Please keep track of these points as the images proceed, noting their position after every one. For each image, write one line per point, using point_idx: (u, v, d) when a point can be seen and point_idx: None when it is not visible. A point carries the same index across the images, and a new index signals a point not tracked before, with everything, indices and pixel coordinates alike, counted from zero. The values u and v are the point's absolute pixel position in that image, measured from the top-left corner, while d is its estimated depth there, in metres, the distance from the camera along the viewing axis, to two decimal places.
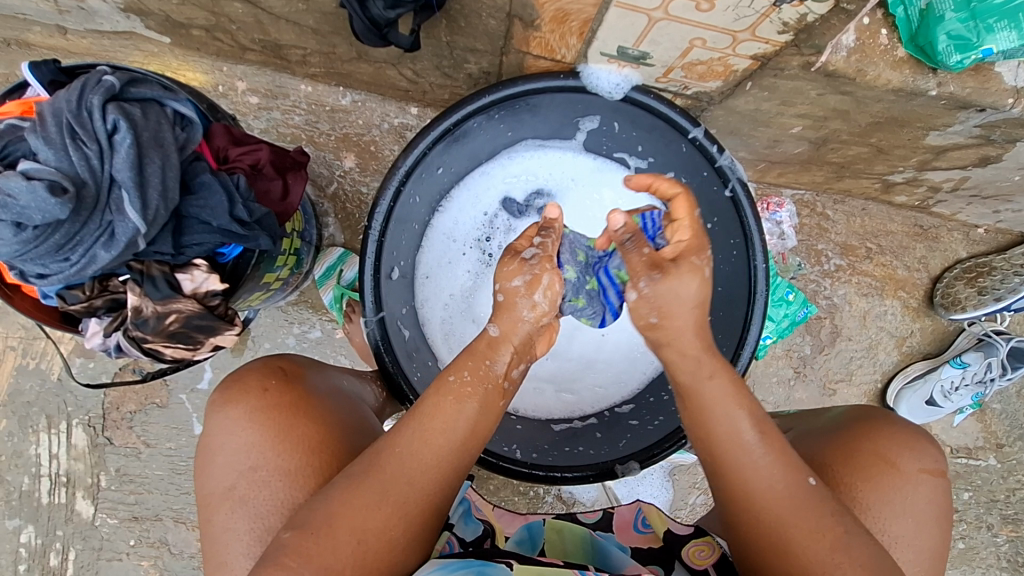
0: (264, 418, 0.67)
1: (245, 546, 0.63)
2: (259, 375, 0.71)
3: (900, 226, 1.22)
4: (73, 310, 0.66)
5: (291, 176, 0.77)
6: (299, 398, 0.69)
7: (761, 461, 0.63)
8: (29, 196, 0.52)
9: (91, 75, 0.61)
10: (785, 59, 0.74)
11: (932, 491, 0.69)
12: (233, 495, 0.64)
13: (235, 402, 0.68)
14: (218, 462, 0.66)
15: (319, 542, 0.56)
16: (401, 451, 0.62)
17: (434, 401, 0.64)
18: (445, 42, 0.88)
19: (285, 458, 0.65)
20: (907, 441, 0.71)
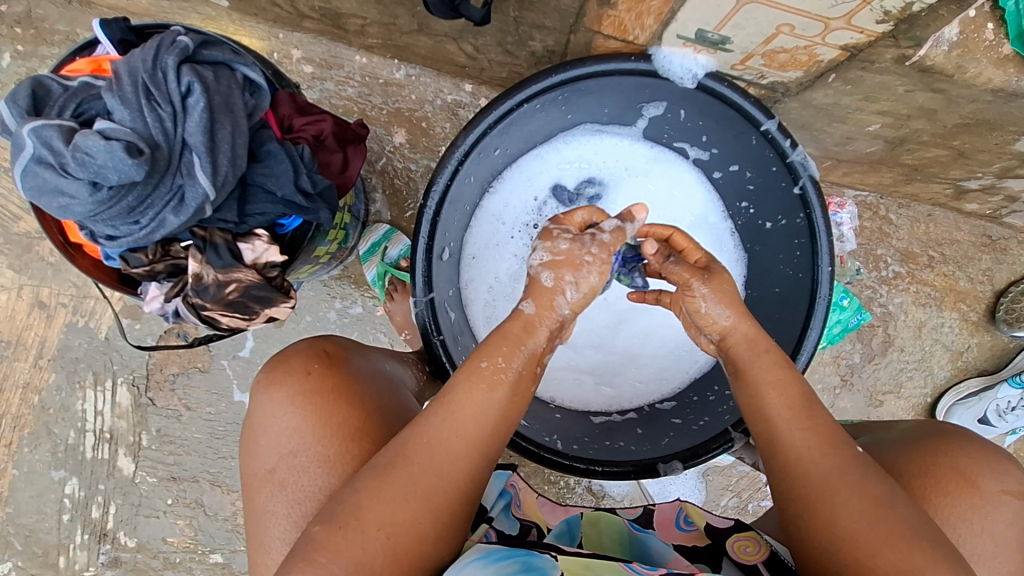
0: (306, 401, 0.65)
1: (280, 530, 0.61)
2: (303, 357, 0.68)
3: (967, 235, 1.16)
4: (135, 274, 0.67)
5: (351, 149, 0.75)
6: (338, 383, 0.67)
7: (795, 428, 0.64)
8: (106, 154, 0.51)
9: (166, 35, 0.59)
10: (878, 52, 0.70)
11: (1014, 513, 0.63)
12: (273, 479, 0.63)
13: (278, 385, 0.66)
14: (261, 443, 0.65)
15: (347, 535, 0.55)
16: (427, 441, 0.60)
17: (463, 390, 0.63)
18: (513, 17, 0.85)
19: (320, 446, 0.63)
20: (990, 463, 0.65)
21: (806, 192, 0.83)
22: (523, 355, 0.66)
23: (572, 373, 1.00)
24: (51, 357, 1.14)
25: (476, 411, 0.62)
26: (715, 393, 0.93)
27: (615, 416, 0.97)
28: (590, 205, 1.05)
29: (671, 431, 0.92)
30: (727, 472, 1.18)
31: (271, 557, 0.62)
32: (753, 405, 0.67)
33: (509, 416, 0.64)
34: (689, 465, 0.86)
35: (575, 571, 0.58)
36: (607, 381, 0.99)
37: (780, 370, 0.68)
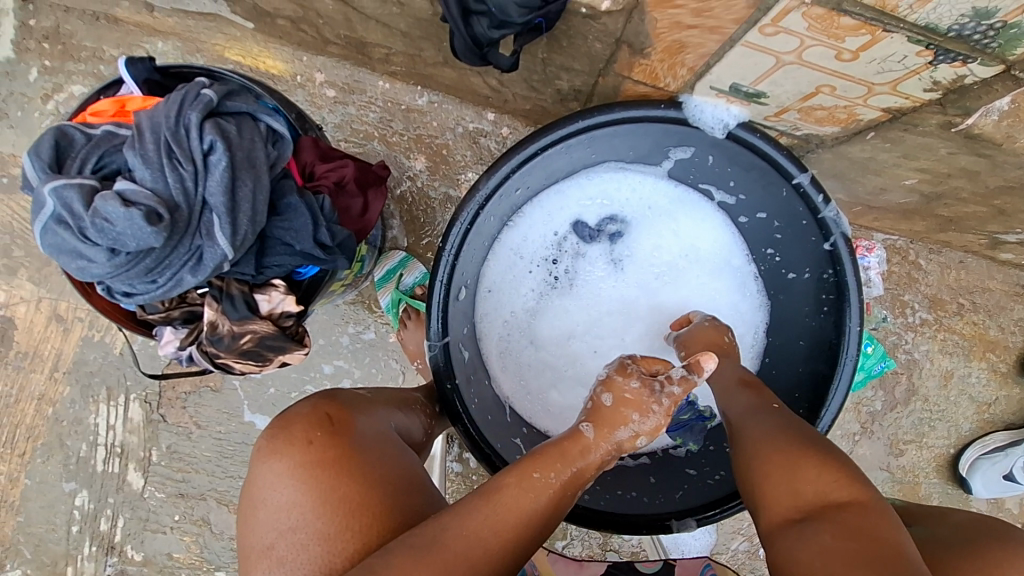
0: (307, 475, 0.61)
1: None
2: (304, 424, 0.65)
3: (1000, 284, 1.13)
4: (152, 320, 0.66)
5: (371, 192, 0.73)
6: (346, 452, 0.63)
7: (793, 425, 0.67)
8: (125, 222, 0.50)
9: (190, 87, 0.58)
10: (923, 116, 0.67)
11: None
12: (271, 556, 0.58)
13: (280, 455, 0.63)
14: (261, 516, 0.60)
15: None
16: (467, 529, 0.56)
17: (513, 493, 0.60)
18: (541, 58, 0.82)
19: (324, 523, 0.58)
20: None
21: (837, 248, 0.81)
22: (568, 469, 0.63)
23: None
24: (65, 370, 1.14)
25: (524, 507, 0.59)
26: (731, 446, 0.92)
27: (628, 460, 0.93)
28: (610, 242, 1.03)
29: (685, 485, 0.90)
30: (739, 516, 1.16)
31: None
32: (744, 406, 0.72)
33: (550, 522, 0.61)
34: (702, 523, 0.84)
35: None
36: None
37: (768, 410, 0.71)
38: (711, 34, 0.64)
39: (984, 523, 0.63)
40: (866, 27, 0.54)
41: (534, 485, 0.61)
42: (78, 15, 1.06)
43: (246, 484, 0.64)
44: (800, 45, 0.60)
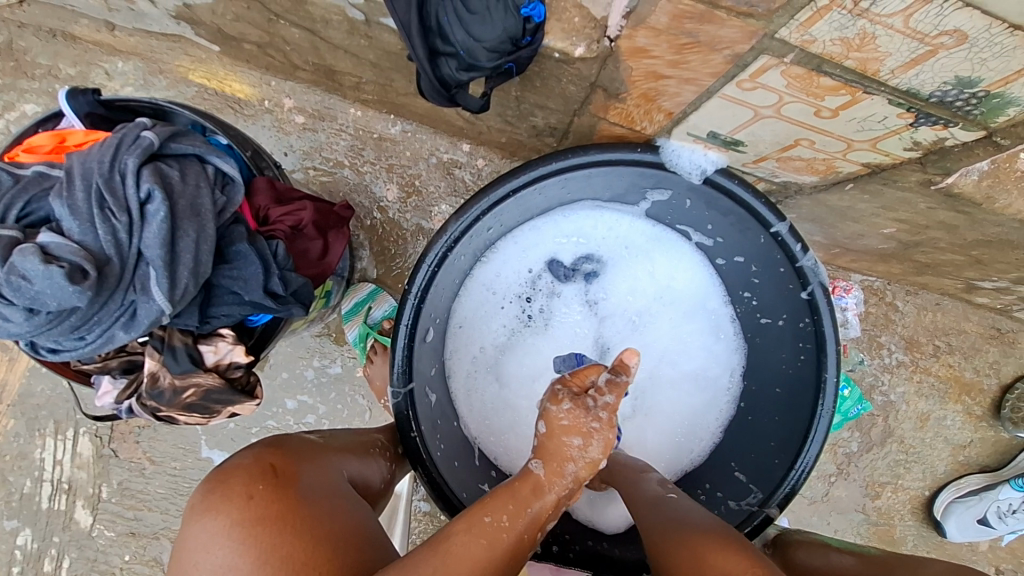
0: (246, 533, 0.52)
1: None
2: (244, 475, 0.57)
3: (975, 326, 1.13)
4: (87, 369, 0.62)
5: (332, 235, 0.70)
6: (291, 509, 0.55)
7: (674, 506, 0.68)
8: (44, 281, 0.45)
9: (129, 129, 0.54)
10: (903, 173, 0.65)
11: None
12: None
13: (214, 510, 0.54)
14: None
15: None
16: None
17: (462, 541, 0.53)
18: (515, 95, 0.79)
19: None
20: None
21: (815, 298, 0.79)
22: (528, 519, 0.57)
23: None
24: (10, 402, 1.08)
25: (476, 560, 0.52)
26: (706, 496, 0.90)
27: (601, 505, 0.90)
28: (585, 281, 1.01)
29: None
30: None
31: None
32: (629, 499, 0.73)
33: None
34: None
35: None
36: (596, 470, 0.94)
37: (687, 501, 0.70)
38: (686, 84, 0.62)
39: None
40: (847, 88, 0.52)
41: (485, 529, 0.55)
42: (33, 31, 1.01)
43: (174, 544, 0.55)
44: (779, 100, 0.58)
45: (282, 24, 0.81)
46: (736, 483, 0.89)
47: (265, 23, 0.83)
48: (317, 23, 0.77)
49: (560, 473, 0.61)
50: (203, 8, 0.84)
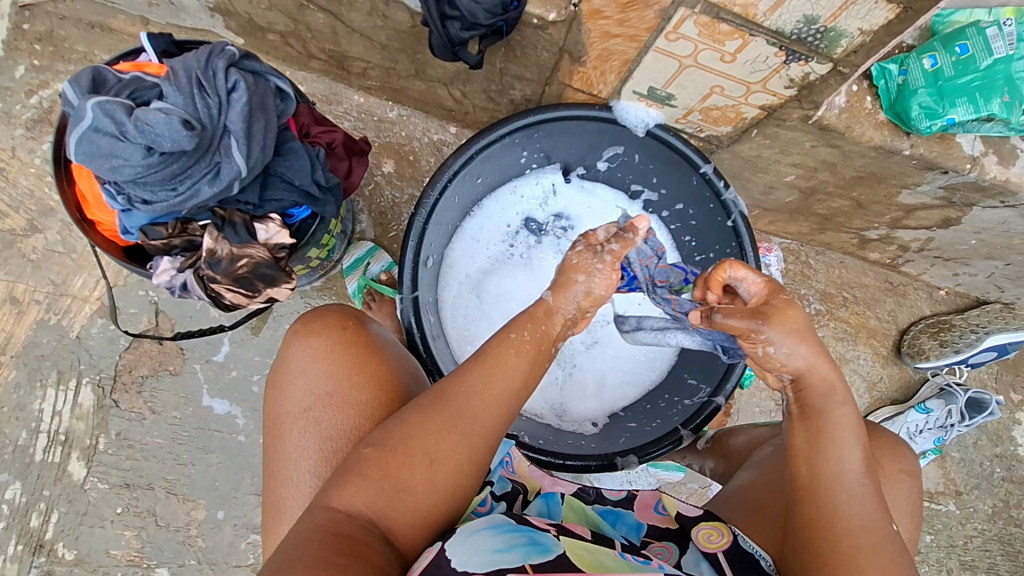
0: (342, 350, 0.72)
1: (313, 466, 0.68)
2: (336, 313, 0.75)
3: (873, 280, 1.35)
4: (153, 246, 0.74)
5: (356, 160, 0.86)
6: (374, 341, 0.74)
7: (848, 467, 0.67)
8: (163, 126, 0.61)
9: (216, 44, 0.71)
10: (787, 112, 0.89)
11: (909, 489, 0.81)
12: (308, 416, 0.70)
13: (315, 333, 0.73)
14: (297, 385, 0.71)
15: (397, 457, 0.63)
16: (467, 389, 0.67)
17: (498, 352, 0.69)
18: (499, 68, 1.01)
19: (357, 390, 0.71)
20: (895, 449, 0.82)
21: (737, 226, 0.98)
22: (542, 331, 0.73)
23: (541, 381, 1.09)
24: (15, 354, 1.14)
25: (512, 366, 0.69)
26: (665, 400, 1.05)
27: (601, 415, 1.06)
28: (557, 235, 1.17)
29: (628, 432, 1.01)
30: (678, 489, 1.27)
31: (296, 495, 0.68)
32: (809, 462, 0.69)
33: (535, 379, 0.71)
34: (645, 460, 0.94)
35: (577, 552, 0.63)
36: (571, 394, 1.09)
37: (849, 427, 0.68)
38: (630, 42, 0.84)
39: None
40: (738, 32, 0.75)
41: (512, 342, 0.71)
42: (72, 23, 1.16)
43: (278, 358, 0.74)
44: (695, 50, 0.82)
45: (310, 10, 1.00)
46: (690, 386, 1.02)
47: (295, 10, 1.02)
48: (342, 6, 0.96)
49: (568, 299, 0.76)
50: None
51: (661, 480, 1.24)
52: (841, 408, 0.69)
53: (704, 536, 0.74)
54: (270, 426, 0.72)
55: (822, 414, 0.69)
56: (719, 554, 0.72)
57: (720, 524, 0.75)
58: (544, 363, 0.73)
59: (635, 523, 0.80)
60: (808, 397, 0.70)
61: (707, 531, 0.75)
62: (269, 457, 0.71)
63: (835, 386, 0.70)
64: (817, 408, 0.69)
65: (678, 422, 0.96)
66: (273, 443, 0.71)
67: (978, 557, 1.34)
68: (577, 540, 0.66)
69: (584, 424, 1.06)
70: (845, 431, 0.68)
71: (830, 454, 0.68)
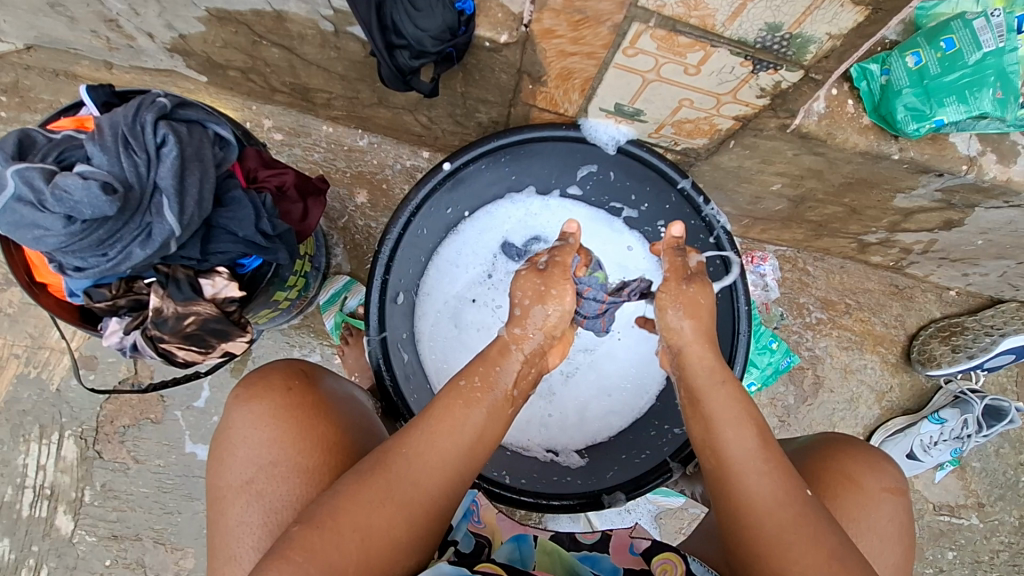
0: (287, 415, 0.72)
1: (254, 541, 0.66)
2: (282, 374, 0.75)
3: (877, 285, 1.27)
4: (98, 307, 0.72)
5: (311, 201, 0.82)
6: (320, 401, 0.74)
7: (760, 471, 0.64)
8: (83, 192, 0.60)
9: (147, 96, 0.69)
10: (763, 121, 0.84)
11: (893, 509, 0.75)
12: (250, 488, 0.69)
13: (260, 398, 0.72)
14: (239, 454, 0.70)
15: (325, 536, 0.58)
16: (408, 452, 0.64)
17: (444, 406, 0.68)
18: (460, 92, 0.97)
19: (302, 456, 0.70)
20: (869, 463, 0.76)
21: (722, 244, 0.91)
22: (500, 376, 0.71)
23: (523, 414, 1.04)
24: None
25: (456, 421, 0.67)
26: (655, 428, 0.99)
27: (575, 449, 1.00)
28: None
29: (618, 465, 0.96)
30: (679, 515, 1.22)
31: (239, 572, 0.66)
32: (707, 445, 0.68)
33: (487, 437, 0.68)
34: (632, 497, 0.89)
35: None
36: (556, 426, 1.04)
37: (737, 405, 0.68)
38: (589, 59, 0.80)
39: (822, 437, 0.81)
40: (699, 44, 0.71)
41: (461, 394, 0.69)
42: (37, 72, 1.15)
43: (221, 426, 0.73)
44: (656, 64, 0.77)
45: (264, 46, 0.97)
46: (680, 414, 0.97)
47: (249, 46, 0.98)
48: (295, 40, 0.93)
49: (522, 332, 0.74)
50: (196, 38, 0.99)
51: (660, 506, 1.21)
52: (721, 391, 0.70)
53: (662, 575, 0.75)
54: (212, 499, 0.71)
55: (702, 403, 0.70)
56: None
57: (672, 555, 0.76)
58: (504, 411, 0.71)
59: (611, 567, 0.78)
60: (694, 383, 0.71)
61: (662, 566, 0.76)
62: (212, 532, 0.69)
63: (717, 374, 0.71)
64: (714, 411, 0.68)
65: (667, 454, 0.91)
66: (217, 520, 0.69)
67: (1006, 573, 1.26)
68: None
69: (571, 456, 1.01)
70: (719, 405, 0.68)
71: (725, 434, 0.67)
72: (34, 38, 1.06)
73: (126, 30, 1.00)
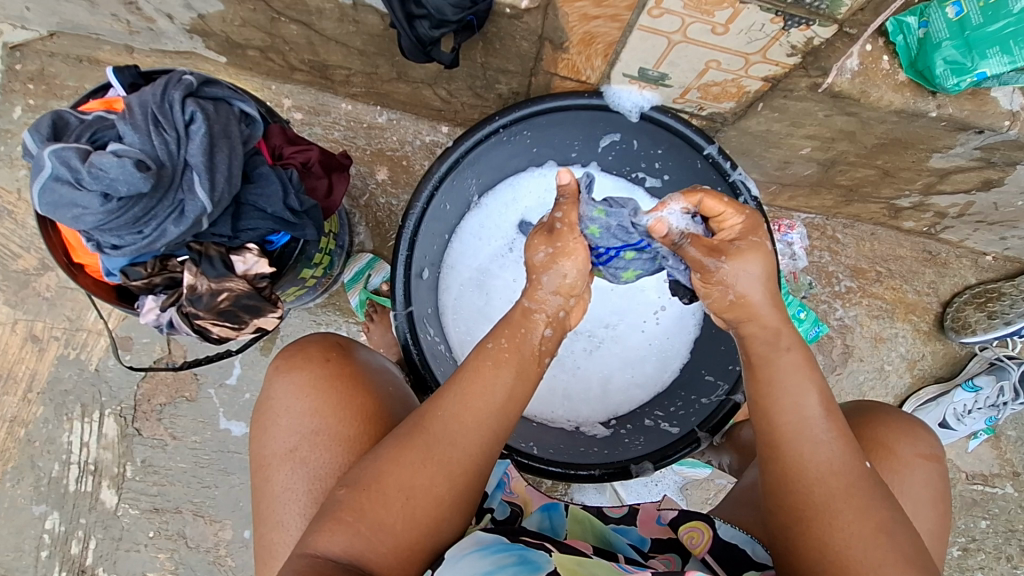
0: (326, 385, 0.73)
1: (300, 507, 0.69)
2: (320, 346, 0.77)
3: (909, 251, 1.24)
4: (134, 286, 0.73)
5: (336, 176, 0.82)
6: (358, 372, 0.75)
7: (822, 434, 0.64)
8: (118, 170, 0.62)
9: (173, 74, 0.69)
10: (794, 81, 0.81)
11: (927, 476, 0.74)
12: (294, 456, 0.71)
13: (299, 368, 0.74)
14: (281, 423, 0.72)
15: (370, 497, 0.61)
16: (443, 414, 0.64)
17: (474, 367, 0.67)
18: (480, 63, 0.96)
19: (343, 426, 0.71)
20: (903, 430, 0.75)
21: (749, 210, 0.88)
22: (525, 337, 0.69)
23: (548, 387, 1.05)
24: (39, 390, 1.17)
25: (483, 391, 0.65)
26: (680, 398, 0.98)
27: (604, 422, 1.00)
28: None
29: (642, 435, 0.96)
30: (705, 486, 1.23)
31: (286, 537, 0.69)
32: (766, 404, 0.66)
33: (515, 399, 0.67)
34: (660, 466, 0.89)
35: (571, 568, 0.61)
36: (581, 400, 1.04)
37: (805, 376, 0.65)
38: (612, 22, 0.78)
39: (854, 407, 0.80)
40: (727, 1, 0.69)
41: (489, 354, 0.67)
42: (61, 59, 1.16)
43: (262, 398, 0.75)
44: (683, 24, 0.75)
45: (283, 22, 0.96)
46: (707, 384, 0.96)
47: (268, 24, 0.98)
48: (313, 15, 0.92)
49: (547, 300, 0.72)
50: (215, 17, 0.99)
51: (686, 477, 1.22)
52: (794, 354, 0.66)
53: (688, 540, 0.76)
54: (256, 467, 0.72)
55: (766, 367, 0.67)
56: (706, 557, 0.74)
57: (699, 523, 0.77)
58: (532, 372, 0.69)
59: (640, 538, 0.79)
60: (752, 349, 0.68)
61: (690, 533, 0.77)
62: (257, 499, 0.72)
63: (782, 339, 0.67)
64: (770, 379, 0.66)
65: (695, 424, 0.91)
66: (261, 488, 0.71)
67: None
68: (573, 556, 0.64)
69: (594, 427, 1.01)
70: (791, 364, 0.66)
71: (789, 393, 0.65)
72: (57, 23, 1.07)
73: (146, 12, 1.00)
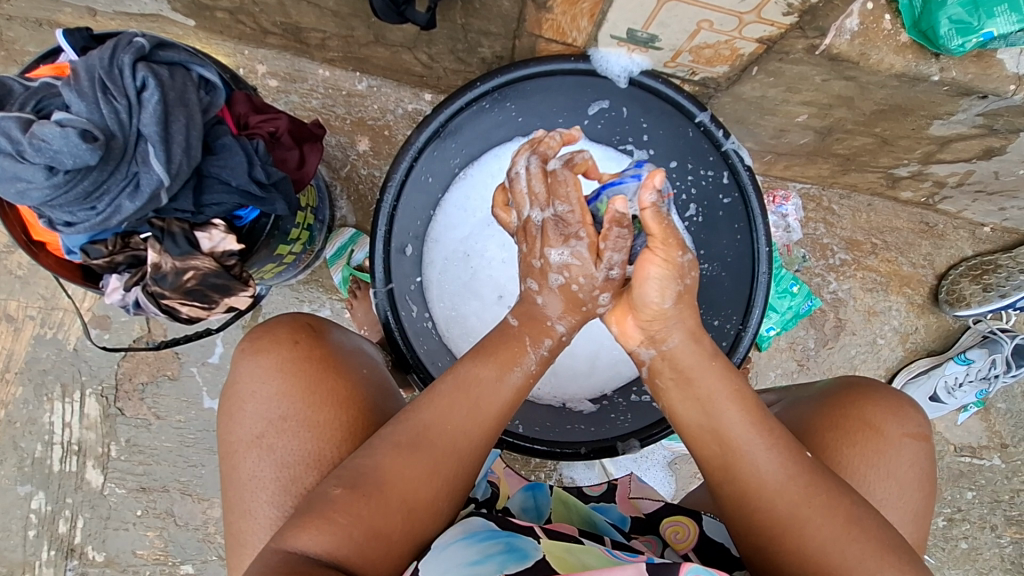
0: (296, 368, 0.71)
1: (269, 495, 0.67)
2: (288, 328, 0.74)
3: (906, 222, 1.21)
4: (96, 265, 0.70)
5: (307, 146, 0.79)
6: (330, 354, 0.73)
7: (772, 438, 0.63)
8: (62, 141, 0.58)
9: (123, 36, 0.65)
10: (790, 42, 0.77)
11: (915, 455, 0.72)
12: (261, 443, 0.69)
13: (265, 352, 0.72)
14: (247, 409, 0.70)
15: (371, 504, 0.58)
16: (453, 426, 0.63)
17: (488, 377, 0.66)
18: (461, 24, 0.91)
19: (315, 412, 0.69)
20: (890, 408, 0.73)
21: (742, 182, 0.84)
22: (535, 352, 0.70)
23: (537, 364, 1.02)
24: (17, 370, 1.14)
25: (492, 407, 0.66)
26: None
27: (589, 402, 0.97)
28: None
29: (629, 412, 0.95)
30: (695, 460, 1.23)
31: (255, 524, 0.67)
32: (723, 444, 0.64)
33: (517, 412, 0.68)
34: (646, 444, 0.88)
35: (559, 555, 0.60)
36: (569, 378, 1.02)
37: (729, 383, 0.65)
38: None
39: (843, 380, 0.78)
40: None
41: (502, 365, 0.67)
42: (20, 23, 1.08)
43: (228, 380, 0.73)
44: None
45: None
46: None
47: None
48: None
49: None
50: None
51: (675, 452, 1.22)
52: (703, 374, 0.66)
53: (672, 535, 0.75)
54: (223, 453, 0.71)
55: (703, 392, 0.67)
56: (689, 552, 0.73)
57: (683, 517, 0.76)
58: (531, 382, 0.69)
59: (620, 516, 0.79)
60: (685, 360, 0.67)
61: (674, 527, 0.75)
62: (225, 485, 0.70)
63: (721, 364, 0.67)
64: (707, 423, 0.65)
65: None
66: (230, 473, 0.70)
67: None
68: (561, 543, 0.63)
69: (581, 403, 1.00)
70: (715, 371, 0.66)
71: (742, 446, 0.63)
72: None
73: None
